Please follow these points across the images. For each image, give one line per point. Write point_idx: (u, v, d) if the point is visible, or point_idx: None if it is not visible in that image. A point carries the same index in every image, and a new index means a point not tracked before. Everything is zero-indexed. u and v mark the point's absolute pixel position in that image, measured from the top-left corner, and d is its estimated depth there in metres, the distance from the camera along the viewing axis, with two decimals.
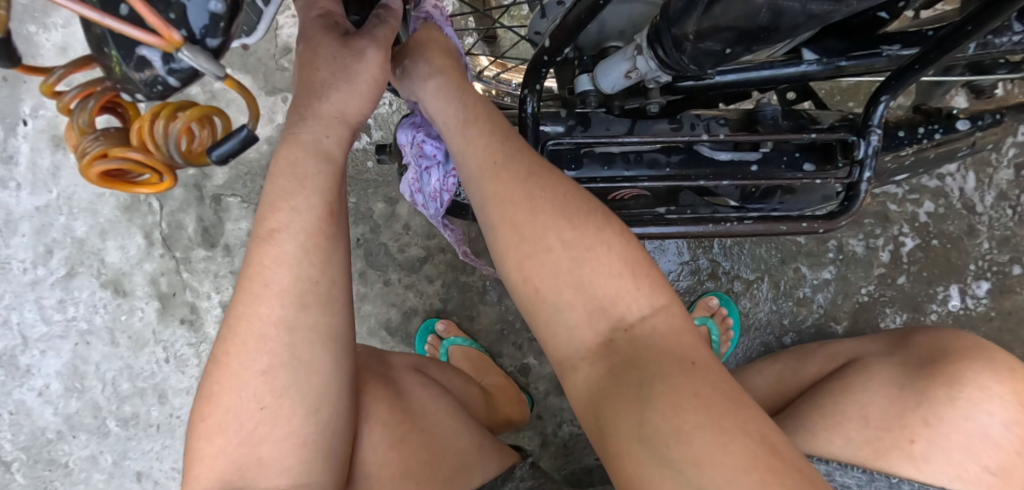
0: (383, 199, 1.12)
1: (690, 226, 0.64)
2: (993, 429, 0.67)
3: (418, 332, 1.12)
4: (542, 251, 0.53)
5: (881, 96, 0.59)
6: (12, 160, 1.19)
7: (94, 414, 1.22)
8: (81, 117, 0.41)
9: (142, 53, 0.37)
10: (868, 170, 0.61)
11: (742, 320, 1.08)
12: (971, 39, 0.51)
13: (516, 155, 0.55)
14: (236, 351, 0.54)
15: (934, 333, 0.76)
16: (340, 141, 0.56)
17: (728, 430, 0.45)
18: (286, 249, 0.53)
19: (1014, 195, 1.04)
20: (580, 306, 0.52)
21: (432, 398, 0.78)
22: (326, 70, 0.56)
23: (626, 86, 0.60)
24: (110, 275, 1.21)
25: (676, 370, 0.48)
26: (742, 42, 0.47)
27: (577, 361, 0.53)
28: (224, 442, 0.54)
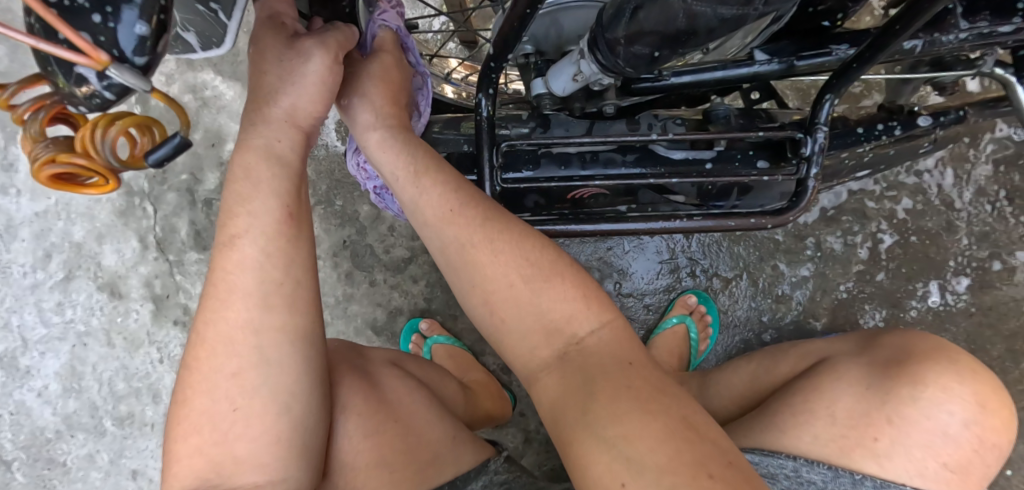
0: (369, 202, 1.14)
1: (643, 225, 0.66)
2: (952, 428, 0.67)
3: (403, 331, 1.14)
4: (504, 287, 0.56)
5: (826, 95, 0.62)
6: (12, 168, 1.24)
7: (91, 413, 1.26)
8: (33, 126, 0.42)
9: (80, 71, 0.39)
10: (815, 166, 0.63)
11: (721, 317, 1.09)
12: (899, 39, 0.54)
13: (471, 202, 0.57)
14: (207, 355, 0.55)
15: (902, 333, 0.75)
16: (294, 144, 0.59)
17: (655, 412, 0.50)
18: (248, 253, 0.55)
19: (992, 191, 1.04)
20: (537, 329, 0.56)
21: (409, 390, 0.79)
22: (273, 74, 0.59)
23: (576, 89, 0.62)
24: (106, 278, 1.25)
25: (617, 369, 0.53)
26: (666, 45, 0.49)
27: (537, 373, 0.57)
28: (200, 442, 0.55)
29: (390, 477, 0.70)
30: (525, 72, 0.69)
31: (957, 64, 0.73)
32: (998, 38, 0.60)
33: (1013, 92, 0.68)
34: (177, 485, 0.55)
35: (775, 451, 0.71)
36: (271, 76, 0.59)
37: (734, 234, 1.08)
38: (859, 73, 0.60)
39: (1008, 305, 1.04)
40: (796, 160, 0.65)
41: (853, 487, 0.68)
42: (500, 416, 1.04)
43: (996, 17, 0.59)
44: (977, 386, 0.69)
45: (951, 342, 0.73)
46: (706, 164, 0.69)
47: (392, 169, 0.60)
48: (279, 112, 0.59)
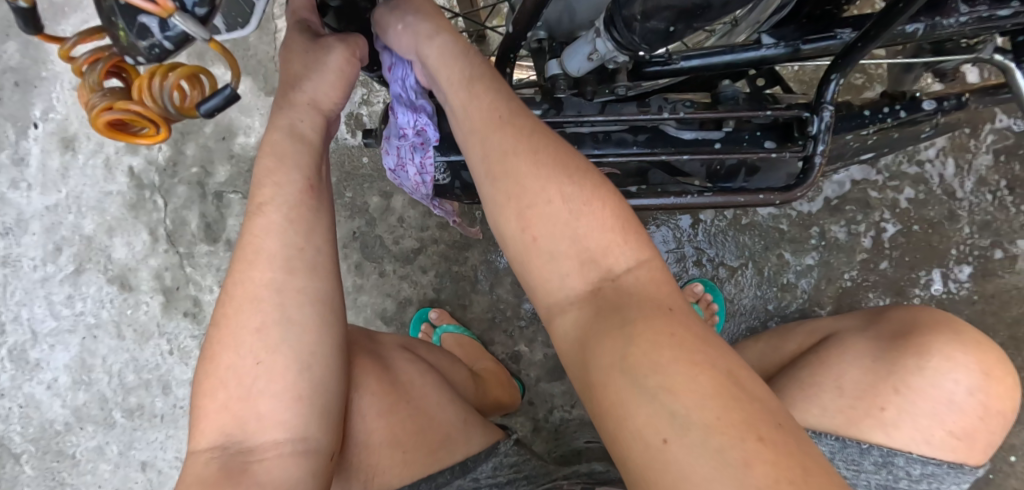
0: (378, 193, 1.15)
1: (654, 201, 0.68)
2: (957, 395, 0.69)
3: (413, 320, 1.15)
4: (543, 202, 0.53)
5: (831, 75, 0.63)
6: (24, 162, 1.25)
7: (101, 405, 1.26)
8: (91, 76, 0.45)
9: (143, 20, 0.42)
10: (822, 144, 0.64)
11: (727, 306, 1.10)
12: (903, 18, 0.54)
13: (520, 111, 0.57)
14: (235, 311, 0.57)
15: (909, 310, 0.76)
16: (317, 126, 0.61)
17: (699, 366, 0.45)
18: (272, 219, 0.57)
19: (993, 180, 1.06)
20: (572, 256, 0.53)
21: (419, 372, 0.79)
22: (299, 64, 0.61)
23: (592, 68, 0.64)
24: (116, 271, 1.26)
25: (653, 311, 0.49)
26: (682, 19, 0.52)
27: (566, 306, 0.53)
28: (225, 397, 0.56)
29: (401, 456, 0.70)
30: (538, 56, 0.70)
31: (958, 49, 0.74)
32: (997, 22, 0.61)
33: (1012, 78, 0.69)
34: (203, 443, 0.56)
35: None
36: (297, 65, 0.61)
37: (740, 223, 1.09)
38: (865, 54, 0.60)
39: (1010, 293, 1.05)
40: (804, 140, 0.67)
41: (860, 455, 0.71)
42: (509, 405, 1.05)
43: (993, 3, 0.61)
44: (982, 356, 0.70)
45: (954, 316, 0.75)
46: (715, 144, 0.70)
47: (448, 77, 0.58)
48: (303, 96, 0.61)
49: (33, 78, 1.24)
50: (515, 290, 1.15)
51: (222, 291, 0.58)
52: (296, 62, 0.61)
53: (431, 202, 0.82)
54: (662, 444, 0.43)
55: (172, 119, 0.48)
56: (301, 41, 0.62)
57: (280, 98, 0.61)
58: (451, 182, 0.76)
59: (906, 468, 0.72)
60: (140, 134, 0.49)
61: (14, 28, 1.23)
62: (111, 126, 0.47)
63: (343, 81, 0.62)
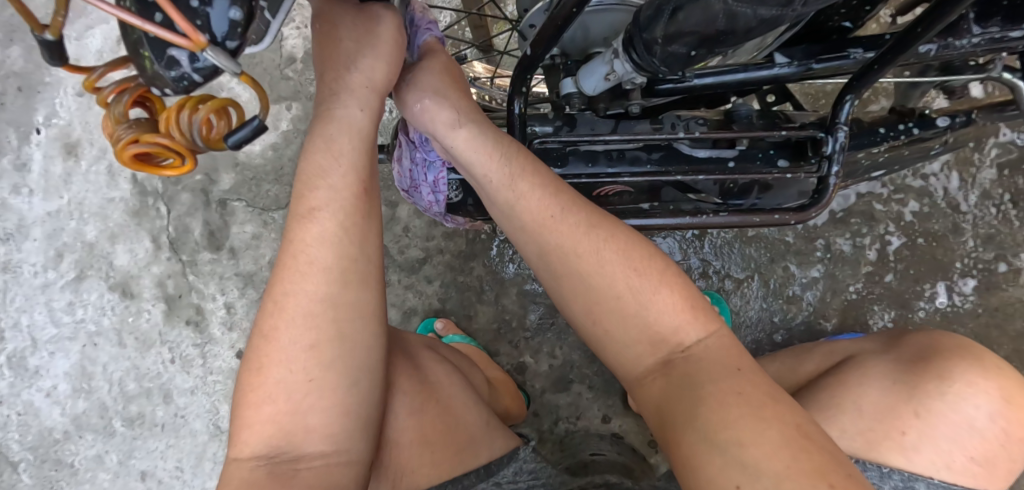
0: (384, 202, 1.15)
1: (670, 220, 0.70)
2: (979, 421, 0.70)
3: (419, 330, 1.14)
4: (611, 297, 0.56)
5: (846, 96, 0.64)
6: (26, 168, 1.24)
7: (101, 414, 1.25)
8: (118, 108, 0.46)
9: (172, 53, 0.42)
10: (836, 164, 0.65)
11: (733, 317, 1.10)
12: (920, 42, 0.55)
13: (574, 208, 0.58)
14: (285, 324, 0.56)
15: (923, 333, 0.78)
16: (371, 115, 0.59)
17: (769, 419, 0.49)
18: (325, 228, 0.56)
19: (997, 194, 1.06)
20: (641, 337, 0.56)
21: (448, 374, 0.80)
22: (350, 41, 0.58)
23: (606, 88, 0.64)
24: (118, 278, 1.25)
25: (726, 374, 0.53)
26: (704, 44, 0.53)
27: (641, 377, 0.58)
28: (271, 411, 0.56)
29: (432, 456, 0.71)
30: (552, 73, 0.71)
31: (966, 69, 0.74)
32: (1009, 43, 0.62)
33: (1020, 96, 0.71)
34: (246, 452, 0.57)
35: None
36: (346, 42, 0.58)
37: (746, 235, 1.10)
38: (880, 75, 0.62)
39: (1014, 306, 1.05)
40: (817, 159, 0.68)
41: (879, 480, 0.70)
42: (516, 415, 1.05)
43: (1007, 21, 0.60)
44: (1002, 382, 0.72)
45: (971, 341, 0.76)
46: (728, 162, 0.71)
47: (484, 173, 0.59)
48: (358, 76, 0.58)
49: (37, 83, 1.24)
50: (521, 301, 1.14)
51: (268, 297, 0.57)
52: (345, 37, 0.58)
53: (445, 218, 0.80)
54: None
55: (198, 150, 0.49)
56: (347, 11, 0.59)
57: (333, 82, 0.59)
58: (463, 199, 0.76)
59: None
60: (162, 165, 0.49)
61: (19, 34, 1.23)
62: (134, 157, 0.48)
63: (398, 53, 0.59)
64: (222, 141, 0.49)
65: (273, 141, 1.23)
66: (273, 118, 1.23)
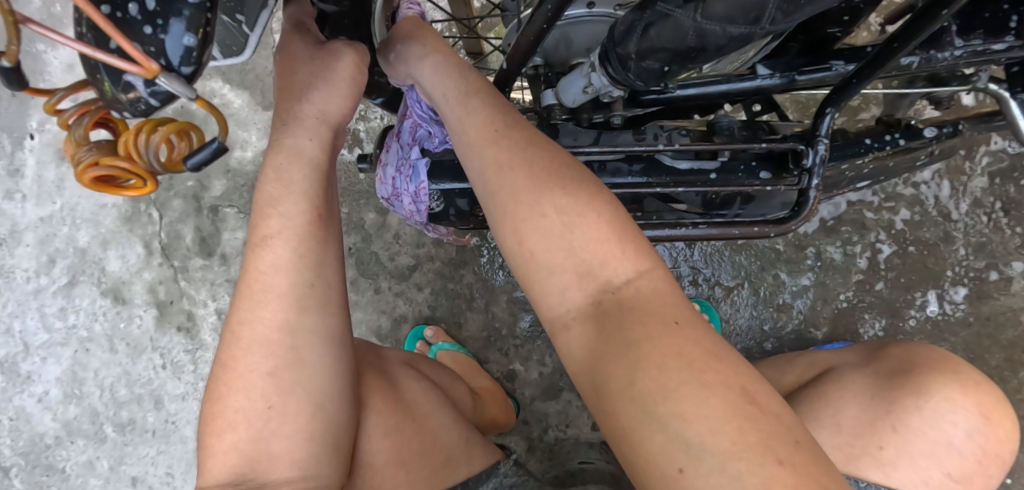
0: (375, 209, 1.15)
1: (652, 232, 0.70)
2: (956, 438, 0.70)
3: (408, 338, 1.14)
4: (538, 217, 0.55)
5: (826, 109, 0.64)
6: (19, 173, 1.25)
7: (92, 419, 1.25)
8: (78, 130, 0.47)
9: (129, 78, 0.43)
10: (816, 178, 0.65)
11: (723, 326, 1.10)
12: (897, 56, 0.56)
13: (515, 126, 0.58)
14: (243, 352, 0.58)
15: (906, 346, 0.77)
16: (322, 145, 0.61)
17: (712, 385, 0.45)
18: (280, 254, 0.57)
19: (988, 202, 1.06)
20: (570, 269, 0.54)
21: (423, 392, 0.81)
22: (304, 73, 0.62)
23: (586, 99, 0.65)
24: (110, 284, 1.25)
25: (664, 327, 0.49)
26: (676, 60, 0.53)
27: (569, 321, 0.54)
28: (235, 438, 0.58)
29: (405, 476, 0.72)
30: (535, 82, 0.74)
31: (952, 78, 0.74)
32: (993, 56, 0.61)
33: (1006, 107, 0.69)
34: (210, 481, 0.57)
35: None
36: (302, 74, 0.62)
37: (736, 244, 1.09)
38: (860, 89, 0.62)
39: (1005, 315, 1.04)
40: (798, 172, 0.68)
41: None
42: (505, 424, 1.05)
43: (988, 35, 0.60)
44: (980, 397, 0.71)
45: (952, 354, 0.75)
46: (710, 174, 0.71)
47: (445, 94, 0.62)
48: (310, 108, 0.61)
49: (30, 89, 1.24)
50: (511, 308, 1.14)
51: (228, 328, 0.59)
52: (300, 70, 0.62)
53: (425, 227, 0.82)
54: (679, 474, 0.43)
55: (157, 173, 0.49)
56: (306, 48, 0.63)
57: (285, 112, 0.61)
58: (444, 209, 0.75)
59: None
60: (126, 186, 0.49)
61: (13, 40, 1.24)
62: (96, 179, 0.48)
63: (350, 89, 0.63)
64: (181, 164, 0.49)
65: (264, 147, 1.24)
66: (265, 125, 1.23)
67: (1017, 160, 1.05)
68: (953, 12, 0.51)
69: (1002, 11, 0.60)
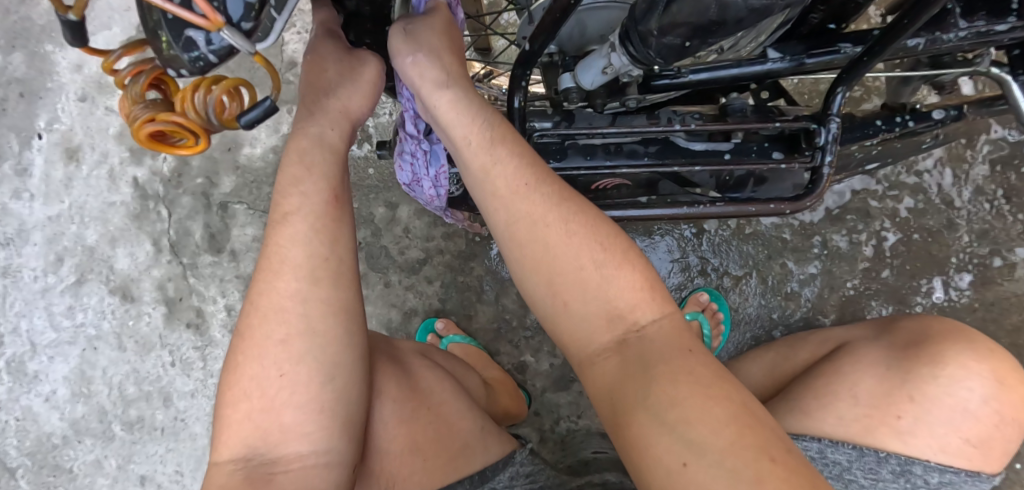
0: (384, 204, 1.16)
1: (667, 211, 0.71)
2: (971, 403, 0.71)
3: (419, 331, 1.15)
4: (573, 268, 0.56)
5: (837, 88, 0.66)
6: (26, 173, 1.25)
7: (100, 418, 1.25)
8: (134, 89, 0.49)
9: (189, 34, 0.44)
10: (829, 154, 0.67)
11: (732, 314, 1.11)
12: (906, 33, 0.57)
13: (546, 178, 0.58)
14: (259, 323, 0.58)
15: (918, 318, 0.79)
16: (342, 134, 0.63)
17: (717, 399, 0.50)
18: (298, 229, 0.58)
19: (990, 190, 1.07)
20: (598, 312, 0.56)
21: (440, 380, 0.81)
22: (332, 71, 0.63)
23: (604, 81, 0.67)
24: (119, 281, 1.25)
25: (678, 355, 0.53)
26: (698, 35, 0.55)
27: (594, 357, 0.56)
28: (248, 409, 0.58)
29: (422, 464, 0.72)
30: (550, 70, 0.74)
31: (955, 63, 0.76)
32: (994, 37, 0.63)
33: (1009, 89, 0.70)
34: (225, 453, 0.59)
35: (800, 434, 0.75)
36: (330, 74, 0.63)
37: (743, 233, 1.11)
38: (867, 69, 0.64)
39: (1009, 300, 1.06)
40: (811, 150, 0.70)
41: (879, 463, 0.73)
42: (516, 414, 1.05)
43: (992, 16, 0.62)
44: (995, 364, 0.72)
45: (964, 324, 0.76)
46: (724, 154, 0.74)
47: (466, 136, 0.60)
48: (335, 102, 0.62)
49: (39, 89, 1.25)
50: (521, 300, 1.15)
51: (247, 300, 0.60)
52: (327, 67, 0.63)
53: (444, 212, 0.84)
54: (682, 467, 0.48)
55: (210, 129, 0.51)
56: (334, 49, 0.63)
57: (310, 103, 0.62)
58: (464, 194, 0.82)
59: (924, 476, 0.73)
60: (178, 144, 0.52)
61: (20, 39, 1.24)
62: (150, 138, 0.51)
63: (373, 91, 0.65)
64: (234, 121, 0.52)
65: (273, 144, 1.24)
66: (274, 122, 1.24)
67: (1017, 148, 1.07)
68: None
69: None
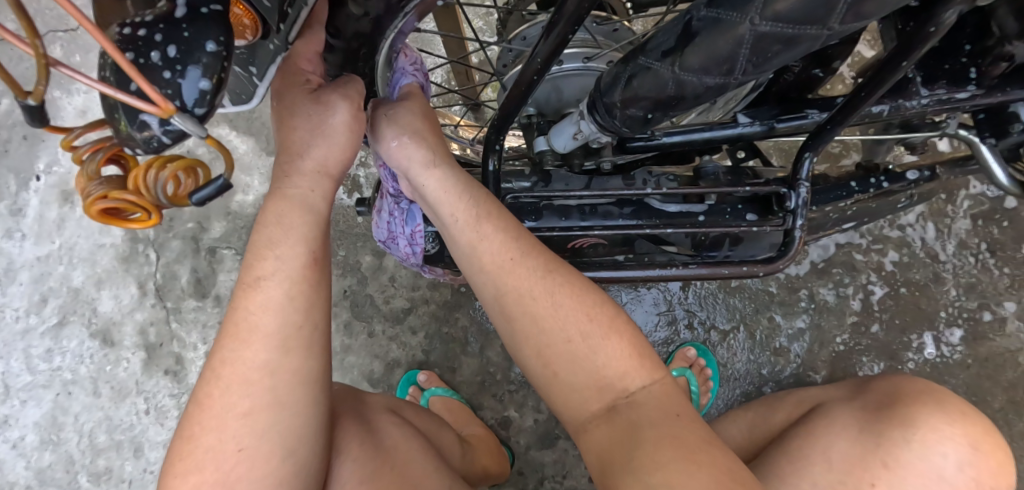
0: (371, 252, 1.16)
1: (641, 273, 0.73)
2: (948, 471, 0.68)
3: (401, 383, 1.12)
4: (561, 341, 0.59)
5: (804, 154, 0.67)
6: (21, 213, 1.26)
7: (67, 468, 1.20)
8: (91, 166, 0.49)
9: (144, 118, 0.43)
10: (800, 218, 0.69)
11: (720, 370, 1.08)
12: (865, 104, 0.58)
13: (533, 252, 0.61)
14: (220, 392, 0.56)
15: (890, 378, 0.77)
16: (325, 195, 0.61)
17: (703, 466, 0.52)
18: (272, 295, 0.57)
19: (974, 243, 1.07)
20: (589, 384, 0.59)
21: (405, 437, 0.78)
22: (304, 130, 0.60)
23: (576, 145, 0.69)
24: (100, 324, 1.23)
25: (667, 421, 0.56)
26: (659, 108, 0.58)
27: (586, 424, 0.60)
28: (200, 481, 0.55)
29: None
30: (527, 130, 0.77)
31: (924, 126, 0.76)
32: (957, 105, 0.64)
33: (978, 152, 0.70)
34: None
35: None
36: (301, 132, 0.60)
37: (729, 286, 1.09)
38: (833, 135, 0.65)
39: (1003, 356, 1.03)
40: (782, 213, 0.71)
41: None
42: (498, 474, 1.01)
43: (951, 85, 0.63)
44: (968, 429, 0.70)
45: (936, 384, 0.75)
46: (698, 216, 0.75)
47: (453, 213, 0.62)
48: (311, 163, 0.60)
49: (42, 132, 1.28)
50: (505, 353, 1.13)
51: (208, 365, 0.57)
52: (299, 127, 0.60)
53: (421, 268, 0.85)
54: None
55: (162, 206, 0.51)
56: (303, 98, 0.59)
57: (286, 165, 0.60)
58: (440, 251, 0.81)
59: None
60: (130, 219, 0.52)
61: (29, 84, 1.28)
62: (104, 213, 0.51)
63: (352, 143, 0.62)
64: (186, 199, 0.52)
65: (265, 191, 1.25)
66: (268, 169, 1.26)
67: (998, 203, 1.07)
68: (911, 65, 0.54)
69: (960, 64, 0.63)
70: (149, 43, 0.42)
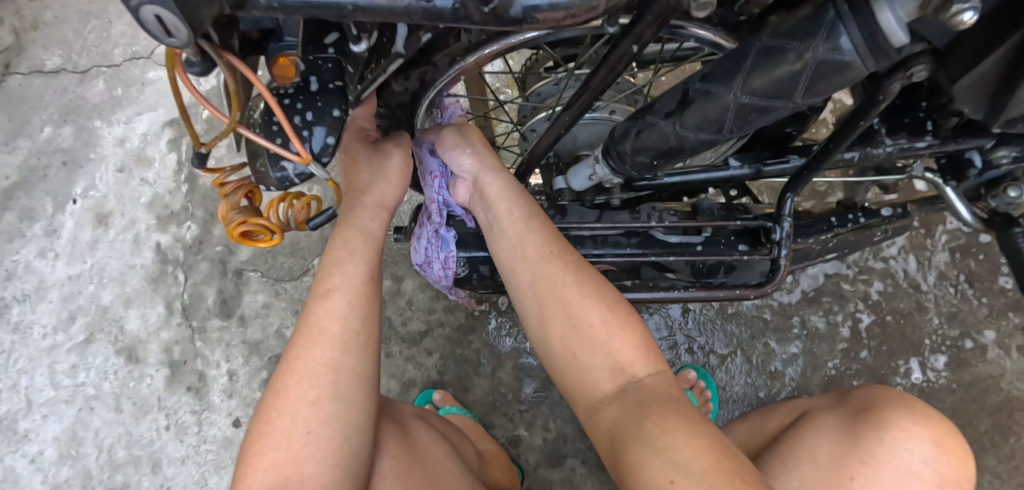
0: (390, 277, 1.23)
1: (648, 294, 0.84)
2: (914, 464, 0.75)
3: (416, 402, 1.18)
4: (585, 325, 0.65)
5: (787, 194, 0.76)
6: (55, 234, 1.33)
7: (83, 482, 1.22)
8: (235, 197, 0.63)
9: (283, 164, 0.57)
10: (785, 248, 0.79)
11: (720, 392, 1.15)
12: (835, 154, 0.69)
13: (567, 248, 0.69)
14: (294, 383, 0.63)
15: (868, 388, 0.85)
16: (381, 223, 0.72)
17: (702, 434, 0.57)
18: (337, 304, 0.65)
19: (952, 275, 1.17)
20: (604, 366, 0.64)
21: (433, 441, 0.85)
22: (367, 172, 0.71)
23: (591, 184, 0.80)
24: (126, 342, 1.28)
25: (667, 400, 0.61)
26: (663, 156, 0.67)
27: (598, 405, 0.64)
28: (273, 459, 0.61)
29: None
30: (547, 171, 0.89)
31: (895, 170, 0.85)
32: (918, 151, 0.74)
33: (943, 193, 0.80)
34: None
35: None
36: (363, 173, 0.71)
37: (726, 312, 1.18)
38: (811, 177, 0.74)
39: (985, 381, 1.12)
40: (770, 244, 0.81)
41: None
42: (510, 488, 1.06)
43: (911, 135, 0.73)
44: (933, 428, 0.77)
45: (908, 393, 0.83)
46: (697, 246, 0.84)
47: (503, 217, 0.72)
48: (371, 197, 0.71)
49: (81, 159, 1.36)
50: (516, 374, 1.19)
51: (283, 361, 0.64)
52: (362, 168, 0.71)
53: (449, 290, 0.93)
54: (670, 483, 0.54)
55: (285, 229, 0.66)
56: (364, 148, 0.72)
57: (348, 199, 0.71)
58: (469, 274, 0.89)
59: None
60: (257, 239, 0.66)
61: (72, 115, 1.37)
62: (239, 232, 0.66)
63: (403, 178, 0.73)
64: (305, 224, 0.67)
65: None
66: None
67: (971, 238, 1.17)
68: (868, 122, 0.65)
69: (919, 118, 0.73)
70: (292, 110, 0.56)
